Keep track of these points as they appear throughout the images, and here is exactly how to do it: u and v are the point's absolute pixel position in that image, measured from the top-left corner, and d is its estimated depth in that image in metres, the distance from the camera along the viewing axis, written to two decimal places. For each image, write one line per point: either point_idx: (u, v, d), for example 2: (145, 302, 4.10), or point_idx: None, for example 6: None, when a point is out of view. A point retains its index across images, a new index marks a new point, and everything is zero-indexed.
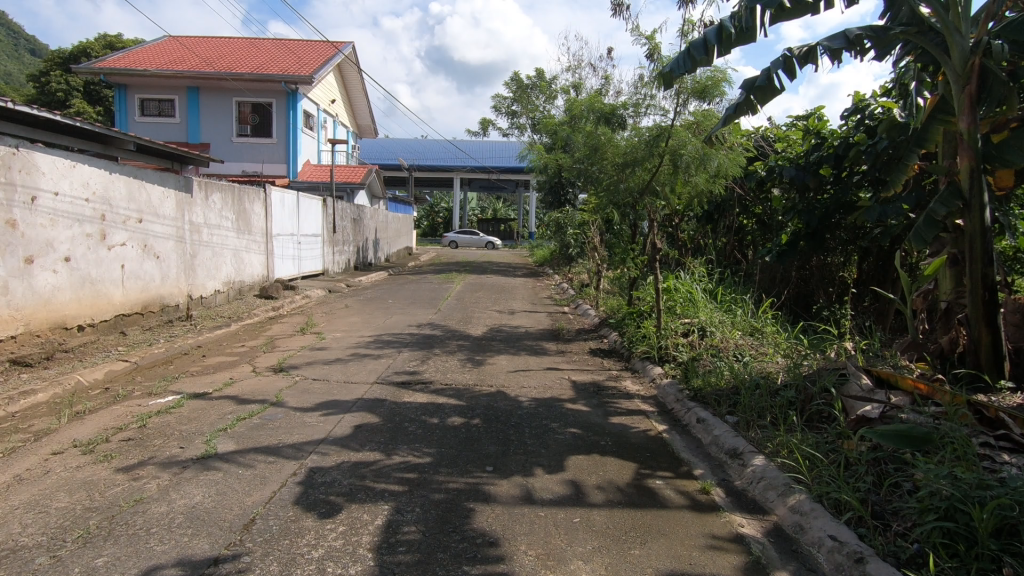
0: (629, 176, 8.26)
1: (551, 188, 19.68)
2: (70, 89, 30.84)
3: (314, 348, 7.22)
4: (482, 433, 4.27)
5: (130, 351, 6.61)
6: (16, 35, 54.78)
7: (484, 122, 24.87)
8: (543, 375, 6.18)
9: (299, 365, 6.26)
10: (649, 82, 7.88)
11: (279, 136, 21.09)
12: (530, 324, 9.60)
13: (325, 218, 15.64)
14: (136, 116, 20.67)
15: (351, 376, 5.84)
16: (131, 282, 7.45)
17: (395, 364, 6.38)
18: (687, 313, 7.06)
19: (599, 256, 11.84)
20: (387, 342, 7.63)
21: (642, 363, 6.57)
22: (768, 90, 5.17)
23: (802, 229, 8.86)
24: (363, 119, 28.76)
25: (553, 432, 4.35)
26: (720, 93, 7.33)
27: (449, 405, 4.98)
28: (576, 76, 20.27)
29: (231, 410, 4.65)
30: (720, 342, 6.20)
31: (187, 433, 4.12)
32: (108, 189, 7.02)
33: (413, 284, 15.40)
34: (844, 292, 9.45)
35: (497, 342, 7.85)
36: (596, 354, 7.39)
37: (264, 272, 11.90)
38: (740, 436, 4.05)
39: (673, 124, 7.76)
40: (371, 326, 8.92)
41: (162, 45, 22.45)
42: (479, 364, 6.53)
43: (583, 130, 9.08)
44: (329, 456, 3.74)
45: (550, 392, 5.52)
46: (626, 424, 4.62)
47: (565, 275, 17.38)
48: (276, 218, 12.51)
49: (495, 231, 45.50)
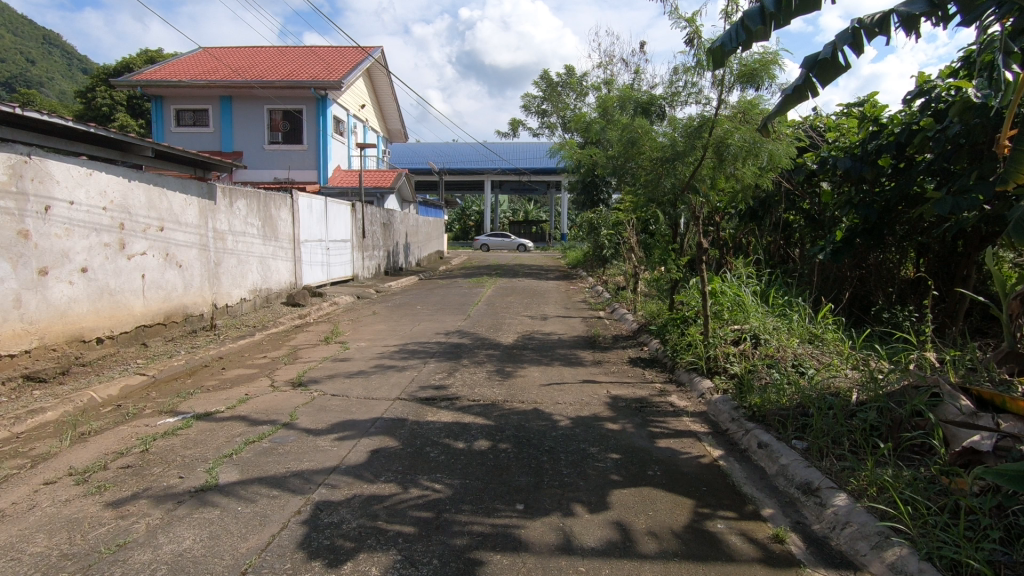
0: (670, 172, 7.67)
1: (585, 188, 19.07)
2: (114, 103, 31.91)
3: (337, 359, 6.86)
4: (512, 460, 3.80)
5: (148, 364, 6.38)
6: (70, 56, 57.44)
7: (514, 122, 24.44)
8: (579, 389, 5.65)
9: (319, 379, 5.91)
10: (690, 69, 7.33)
11: (310, 143, 21.12)
12: (563, 330, 9.07)
13: (354, 223, 15.46)
14: (172, 126, 21.02)
15: (372, 392, 5.42)
16: (152, 292, 7.27)
17: (419, 378, 5.94)
18: (737, 319, 6.44)
19: (635, 257, 11.24)
20: (413, 352, 7.21)
21: (688, 375, 5.97)
22: (834, 66, 4.51)
23: (860, 224, 8.13)
24: (393, 123, 28.74)
25: (592, 460, 3.84)
26: (768, 77, 6.73)
27: (476, 425, 4.52)
28: (608, 72, 19.67)
29: (240, 433, 4.30)
30: (776, 352, 5.59)
31: (189, 459, 3.76)
32: (127, 197, 6.83)
33: (444, 289, 15.05)
34: (905, 292, 8.67)
35: (528, 351, 7.37)
36: (636, 364, 6.83)
37: (292, 279, 11.72)
38: (814, 466, 3.48)
39: (717, 114, 7.19)
40: (398, 334, 8.54)
41: (197, 57, 22.82)
42: (509, 376, 6.06)
43: (617, 125, 8.53)
44: (340, 490, 3.33)
45: (587, 409, 5.01)
46: (675, 449, 4.07)
47: (599, 278, 16.77)
48: (304, 224, 12.33)
49: (527, 233, 45.08)
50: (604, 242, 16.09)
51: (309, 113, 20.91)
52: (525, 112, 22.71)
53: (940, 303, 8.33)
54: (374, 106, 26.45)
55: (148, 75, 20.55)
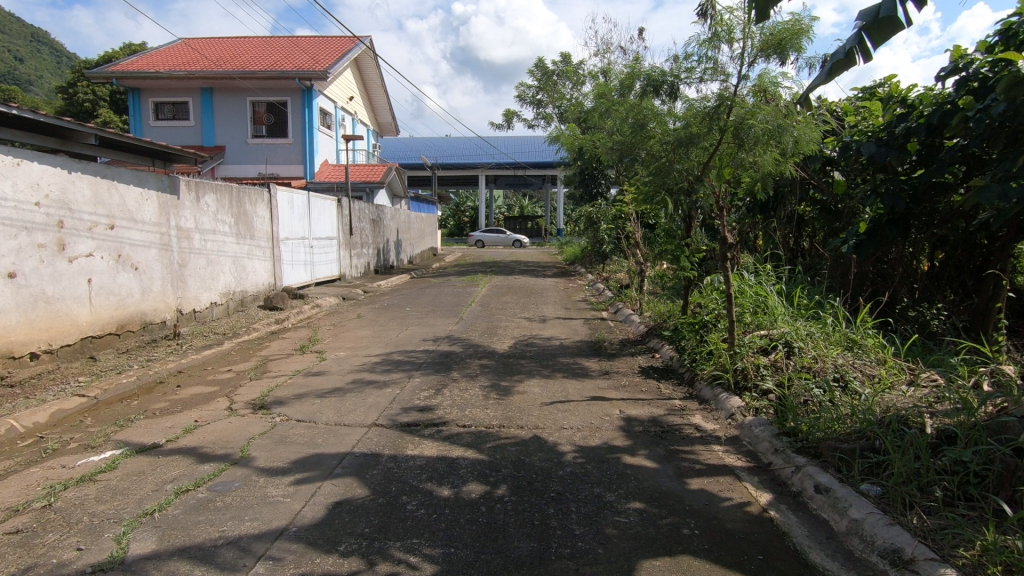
0: (683, 158, 6.86)
1: (583, 180, 18.14)
2: (97, 99, 30.85)
3: (310, 374, 6.03)
4: (510, 514, 3.01)
5: (91, 382, 5.57)
6: (56, 52, 56.22)
7: (508, 113, 23.54)
8: (587, 408, 4.84)
9: (284, 399, 5.08)
10: (704, 42, 6.53)
11: (295, 136, 20.21)
12: (564, 335, 8.26)
13: (340, 220, 14.61)
14: (151, 120, 20.09)
15: (344, 417, 4.60)
16: (101, 299, 6.45)
17: (401, 397, 5.12)
18: (762, 324, 5.76)
19: (640, 253, 10.43)
20: (397, 364, 6.38)
21: (712, 389, 5.19)
22: (894, 23, 3.66)
23: (885, 214, 7.35)
24: (383, 116, 27.82)
25: (611, 512, 3.05)
26: (794, 50, 5.95)
27: (467, 462, 3.71)
28: (605, 60, 18.87)
29: (176, 477, 3.49)
30: (814, 364, 4.85)
31: (98, 520, 2.95)
32: (67, 190, 6.01)
33: (437, 288, 14.24)
34: (929, 288, 7.90)
35: (527, 361, 6.58)
36: (648, 375, 6.05)
37: (271, 280, 10.89)
38: (898, 524, 2.70)
39: (736, 93, 6.39)
40: (382, 341, 7.71)
41: (176, 48, 21.87)
42: (505, 394, 5.26)
43: (622, 109, 7.71)
44: (283, 567, 2.54)
45: (599, 436, 4.21)
46: (711, 494, 3.29)
47: (599, 275, 15.95)
48: (285, 221, 11.50)
49: (523, 229, 44.34)
50: (604, 236, 15.25)
51: (294, 105, 20.01)
52: (519, 103, 21.84)
53: (971, 300, 7.64)
54: (363, 98, 25.53)
55: (125, 66, 19.59)
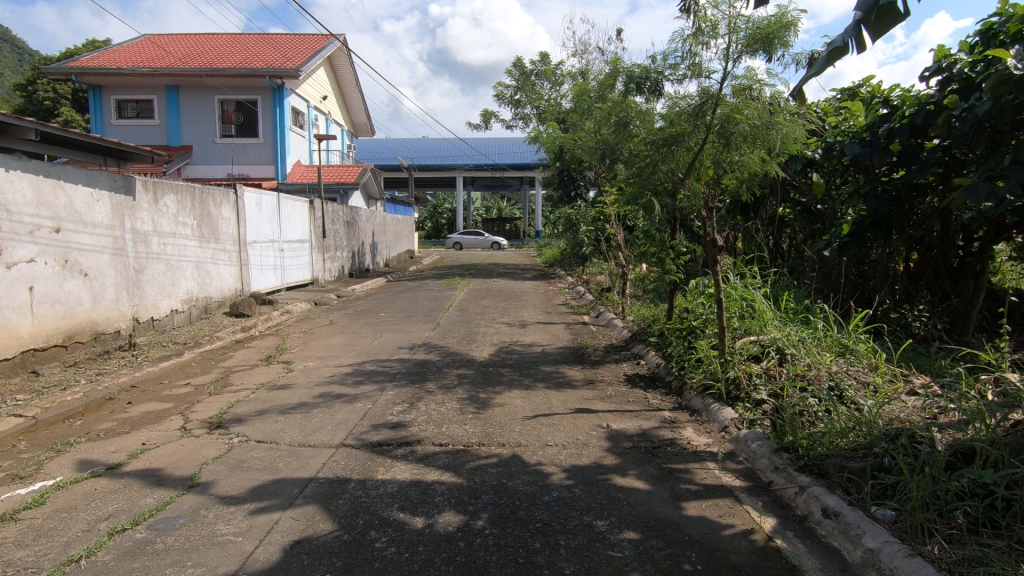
0: (668, 157, 6.63)
1: (561, 182, 17.88)
2: (59, 97, 29.67)
3: (274, 387, 5.61)
4: (492, 551, 2.69)
5: (29, 400, 5.07)
6: (17, 48, 54.21)
7: (485, 113, 23.21)
8: (572, 422, 4.54)
9: (244, 417, 4.67)
10: (689, 38, 6.31)
11: (266, 136, 19.59)
12: (546, 341, 7.96)
13: (312, 222, 14.12)
14: (112, 119, 19.28)
15: (309, 436, 4.22)
16: (45, 308, 5.96)
17: (373, 413, 4.75)
18: (752, 329, 5.59)
19: (622, 255, 10.19)
20: (369, 375, 6.00)
21: (702, 399, 4.94)
22: (892, 11, 3.43)
23: (868, 215, 7.20)
24: (358, 116, 27.26)
25: (603, 546, 2.75)
26: (781, 46, 5.76)
27: (444, 487, 3.37)
28: (583, 60, 18.69)
29: (112, 512, 3.08)
30: (808, 371, 4.64)
31: (12, 570, 2.54)
32: (6, 190, 5.54)
33: (414, 292, 13.83)
34: (909, 289, 7.80)
35: (507, 370, 6.26)
36: (635, 383, 5.79)
37: (238, 285, 10.37)
38: (919, 555, 2.45)
39: (720, 90, 6.19)
40: (354, 350, 7.31)
41: (140, 44, 21.06)
42: (484, 407, 4.93)
43: (603, 107, 7.46)
44: None
45: (587, 454, 3.91)
46: (711, 520, 3.01)
47: (579, 278, 15.71)
48: (252, 223, 10.99)
49: (501, 231, 44.04)
50: (584, 238, 15.02)
51: (264, 104, 19.39)
52: (497, 103, 21.51)
53: (949, 301, 7.60)
54: (337, 98, 24.98)
55: (84, 62, 18.77)
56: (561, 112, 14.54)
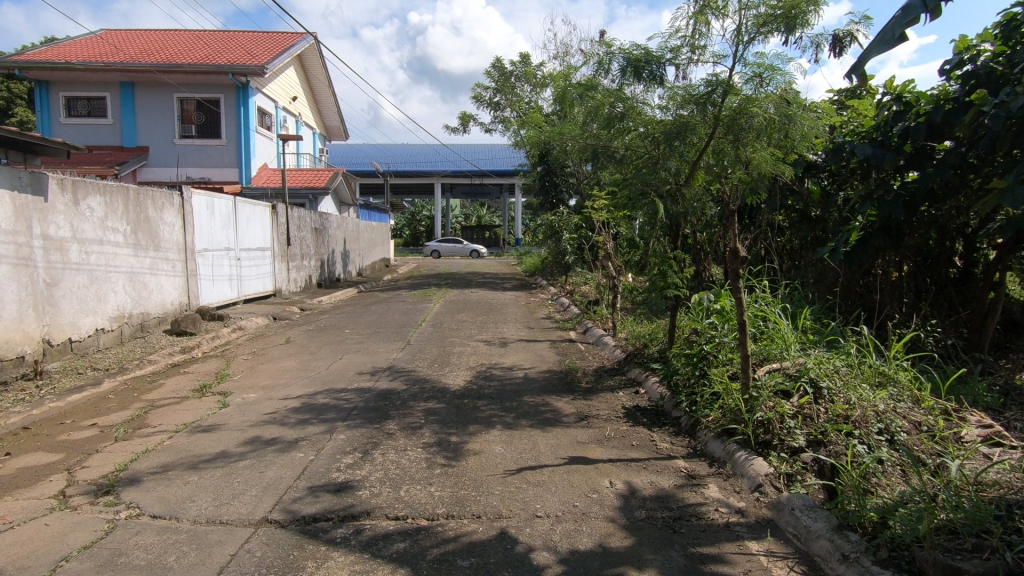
0: (671, 153, 5.77)
1: (543, 188, 17.03)
2: (13, 97, 27.76)
3: (198, 430, 4.55)
4: None
5: None
6: None
7: (464, 116, 22.25)
8: (567, 479, 3.60)
9: (144, 477, 3.63)
10: (693, 16, 5.45)
11: (228, 137, 18.36)
12: (529, 363, 7.00)
13: (274, 229, 12.99)
14: (61, 117, 17.94)
15: (223, 507, 3.21)
16: None
17: (315, 468, 3.74)
18: (774, 356, 4.71)
19: (610, 266, 9.32)
20: (318, 412, 4.96)
21: (723, 445, 4.03)
22: None
23: (876, 221, 6.25)
24: (330, 119, 26.13)
25: None
26: (800, 26, 4.95)
27: None
28: (565, 62, 17.99)
29: None
30: (852, 411, 3.75)
31: None
32: None
33: (385, 305, 12.80)
34: (916, 303, 6.75)
35: (485, 402, 5.29)
36: (637, 420, 4.86)
37: (183, 298, 9.20)
38: None
39: (729, 79, 5.35)
40: (306, 377, 6.26)
41: (91, 39, 19.68)
42: (455, 456, 3.96)
43: (593, 100, 6.58)
44: None
45: (590, 530, 2.98)
46: None
47: (562, 288, 14.84)
48: (201, 229, 9.85)
49: (480, 239, 43.13)
50: (567, 247, 14.12)
51: (227, 104, 18.19)
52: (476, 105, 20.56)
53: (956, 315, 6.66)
54: (307, 98, 23.80)
55: (29, 56, 17.39)
56: (544, 112, 13.68)
